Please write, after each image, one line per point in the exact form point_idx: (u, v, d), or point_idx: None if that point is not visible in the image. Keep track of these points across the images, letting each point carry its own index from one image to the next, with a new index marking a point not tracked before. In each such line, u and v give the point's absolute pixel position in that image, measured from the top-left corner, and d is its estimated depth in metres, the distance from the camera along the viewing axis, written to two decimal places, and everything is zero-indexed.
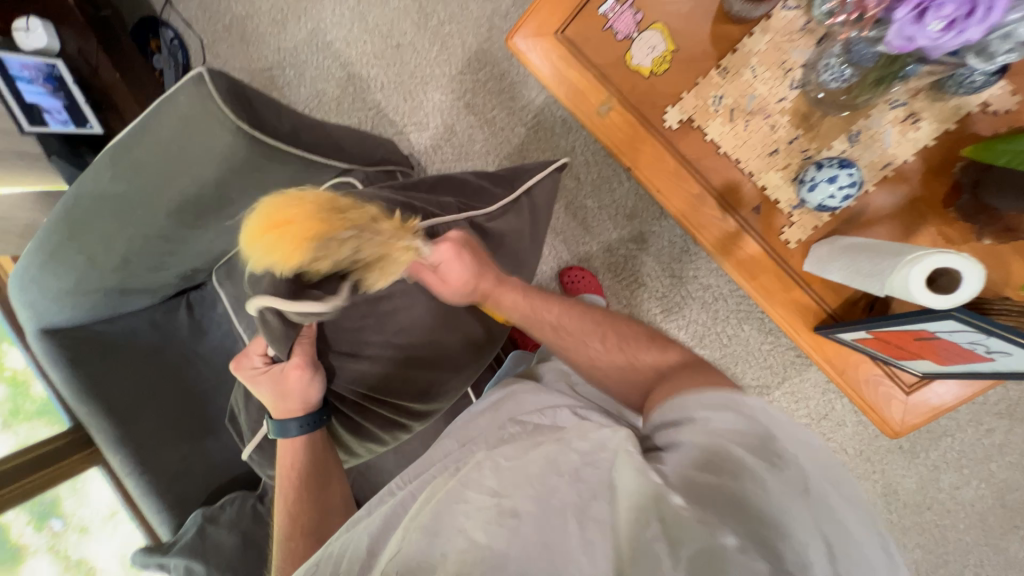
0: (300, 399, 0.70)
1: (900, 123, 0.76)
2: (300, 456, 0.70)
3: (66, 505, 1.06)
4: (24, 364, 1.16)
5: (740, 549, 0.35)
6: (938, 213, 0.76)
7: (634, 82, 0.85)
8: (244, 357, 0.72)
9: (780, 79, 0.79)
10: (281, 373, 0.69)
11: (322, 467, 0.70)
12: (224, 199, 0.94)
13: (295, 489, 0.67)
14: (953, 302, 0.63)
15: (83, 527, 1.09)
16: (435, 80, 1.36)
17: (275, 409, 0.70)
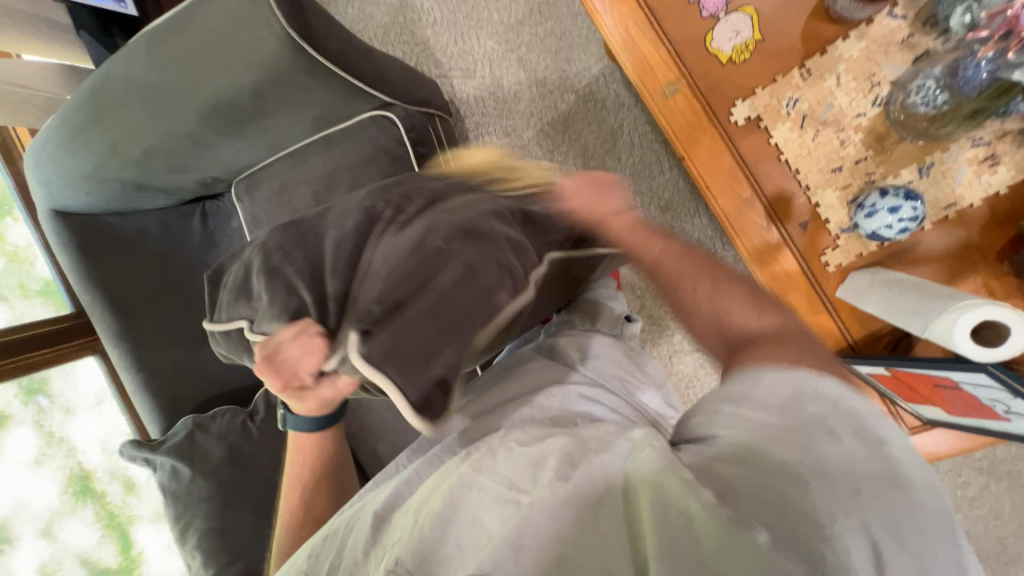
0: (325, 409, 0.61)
1: (978, 163, 0.72)
2: (321, 447, 0.68)
3: (55, 384, 1.06)
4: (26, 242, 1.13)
5: (772, 546, 0.33)
6: (990, 264, 0.73)
7: (708, 66, 0.80)
8: (285, 371, 0.51)
9: (865, 92, 0.74)
10: (335, 389, 0.54)
11: (341, 459, 0.70)
12: (259, 110, 0.90)
13: (311, 473, 0.68)
14: (993, 358, 0.60)
15: (68, 408, 1.08)
16: (491, 25, 1.28)
17: (311, 409, 0.62)
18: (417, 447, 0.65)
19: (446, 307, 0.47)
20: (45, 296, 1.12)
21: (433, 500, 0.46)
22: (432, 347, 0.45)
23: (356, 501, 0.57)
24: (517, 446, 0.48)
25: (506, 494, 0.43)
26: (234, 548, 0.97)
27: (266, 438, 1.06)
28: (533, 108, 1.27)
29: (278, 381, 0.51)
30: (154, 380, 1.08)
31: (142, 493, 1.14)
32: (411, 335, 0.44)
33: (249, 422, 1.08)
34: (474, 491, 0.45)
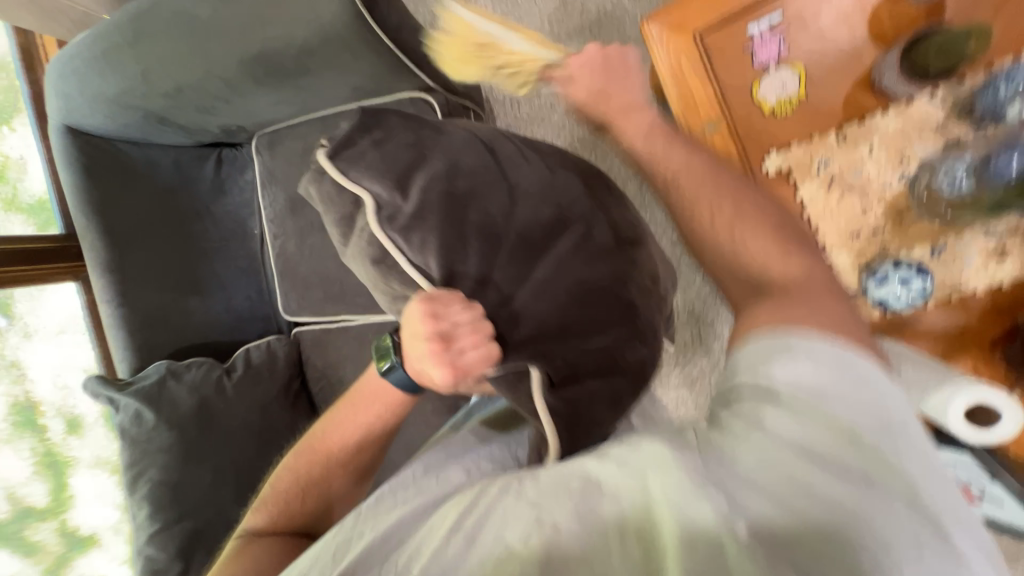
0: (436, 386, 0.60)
1: (987, 253, 0.75)
2: (360, 436, 0.67)
3: (18, 307, 1.07)
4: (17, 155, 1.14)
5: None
6: (981, 350, 0.76)
7: (751, 113, 0.82)
8: (460, 363, 0.55)
9: (894, 166, 0.77)
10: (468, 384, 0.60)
11: (369, 457, 0.69)
12: (303, 68, 0.89)
13: (337, 461, 0.66)
14: (986, 440, 0.62)
15: (27, 332, 1.09)
16: (540, 32, 1.29)
17: (420, 379, 0.60)
18: (432, 462, 0.64)
19: (605, 386, 0.65)
20: (27, 212, 1.12)
21: (460, 515, 0.48)
22: (594, 424, 0.63)
23: (373, 507, 0.56)
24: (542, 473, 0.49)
25: (529, 514, 0.44)
26: (184, 506, 0.92)
27: (239, 399, 1.04)
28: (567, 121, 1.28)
29: (448, 372, 0.55)
30: (133, 317, 1.03)
31: (86, 437, 1.14)
32: (582, 406, 0.62)
33: (225, 378, 1.05)
34: (502, 507, 0.46)
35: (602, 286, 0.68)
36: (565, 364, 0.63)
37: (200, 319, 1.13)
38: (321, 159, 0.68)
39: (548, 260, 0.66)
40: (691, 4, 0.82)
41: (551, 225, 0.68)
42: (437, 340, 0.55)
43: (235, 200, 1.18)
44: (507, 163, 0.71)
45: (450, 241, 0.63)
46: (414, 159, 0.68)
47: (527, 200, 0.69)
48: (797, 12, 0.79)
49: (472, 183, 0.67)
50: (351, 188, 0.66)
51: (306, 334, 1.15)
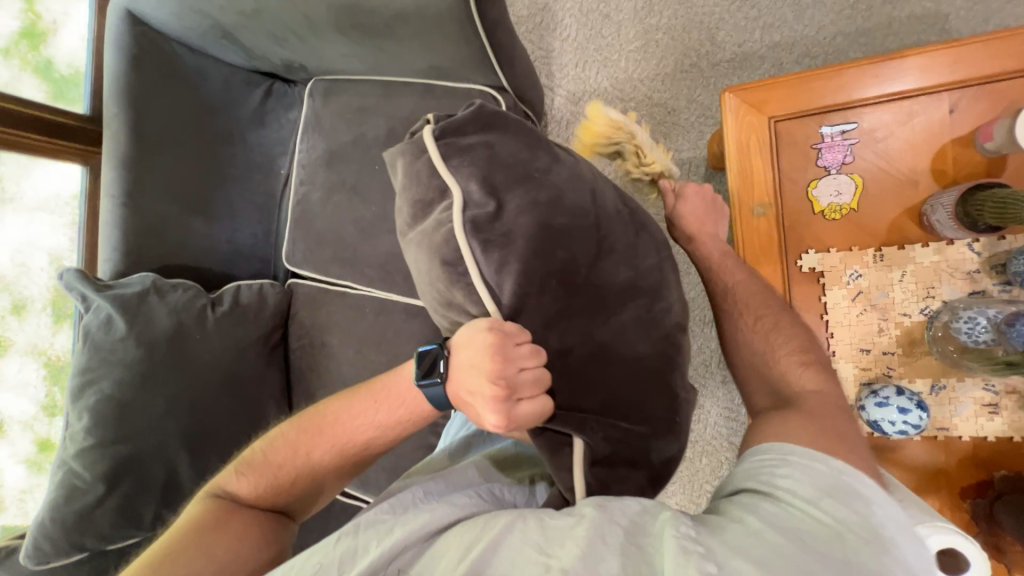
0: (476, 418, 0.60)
1: (980, 404, 0.77)
2: (362, 433, 0.64)
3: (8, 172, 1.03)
4: (55, 24, 1.12)
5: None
6: (952, 494, 0.78)
7: (801, 208, 0.84)
8: (513, 416, 0.57)
9: (918, 298, 0.80)
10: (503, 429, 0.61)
11: (361, 457, 0.65)
12: (389, 32, 0.87)
13: (328, 453, 0.64)
14: None
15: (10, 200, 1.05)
16: (614, 68, 1.30)
17: (462, 405, 0.61)
18: (435, 488, 0.62)
19: (629, 479, 0.65)
20: (47, 79, 1.09)
21: (461, 548, 0.46)
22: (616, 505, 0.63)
23: (372, 517, 0.56)
24: (548, 517, 0.47)
25: (537, 557, 0.43)
26: (127, 428, 0.88)
27: (217, 333, 0.98)
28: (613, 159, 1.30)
29: (500, 420, 0.57)
30: (134, 221, 0.99)
31: (26, 321, 1.06)
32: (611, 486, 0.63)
33: (208, 309, 1.00)
34: (507, 546, 0.45)
35: (650, 363, 0.69)
36: (606, 442, 0.63)
37: (198, 242, 1.07)
38: (426, 134, 0.70)
39: (611, 324, 0.67)
40: (775, 89, 0.84)
41: (623, 289, 0.68)
42: (500, 389, 0.56)
43: (272, 135, 1.14)
44: (605, 217, 0.70)
45: (535, 271, 0.63)
46: (522, 176, 0.67)
47: (609, 259, 0.68)
48: (870, 128, 0.82)
49: (568, 222, 0.66)
50: (444, 176, 0.67)
51: (302, 289, 1.11)
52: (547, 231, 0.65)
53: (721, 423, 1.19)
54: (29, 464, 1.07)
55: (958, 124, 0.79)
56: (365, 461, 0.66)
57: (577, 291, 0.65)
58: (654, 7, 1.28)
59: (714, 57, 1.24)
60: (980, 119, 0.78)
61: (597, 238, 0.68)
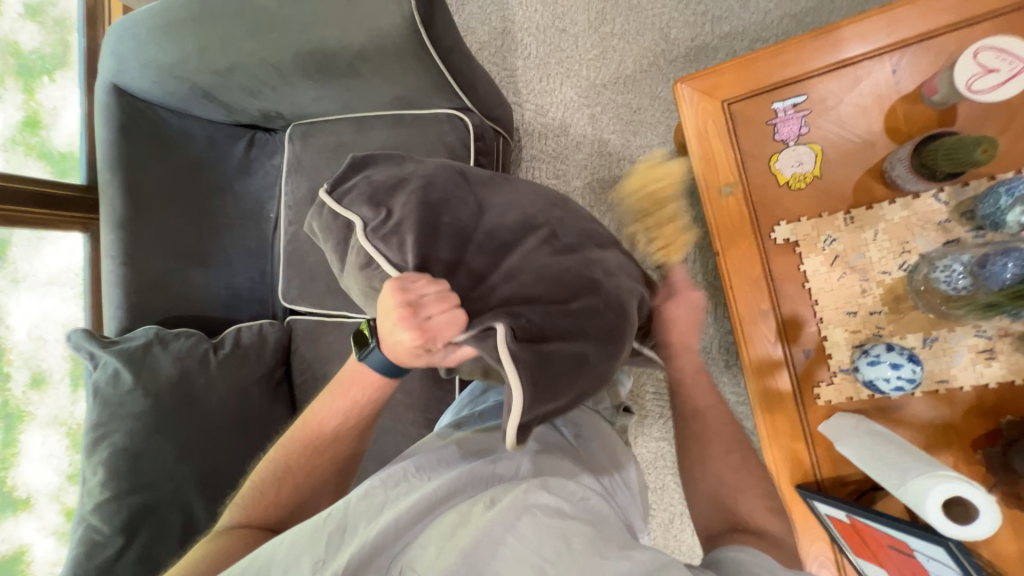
0: (402, 357, 0.56)
1: (976, 352, 0.77)
2: (337, 419, 0.65)
3: (14, 252, 1.07)
4: (53, 107, 1.21)
5: None
6: (964, 448, 0.77)
7: (766, 183, 0.86)
8: (429, 329, 0.53)
9: (895, 254, 0.80)
10: (442, 359, 0.56)
11: (344, 444, 0.66)
12: (353, 71, 0.92)
13: (310, 451, 0.64)
14: (968, 534, 0.62)
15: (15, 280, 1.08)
16: (577, 77, 1.36)
17: (396, 359, 0.57)
18: (430, 461, 0.57)
19: (568, 353, 0.56)
20: (49, 159, 1.17)
21: (460, 539, 0.45)
22: (559, 387, 0.54)
23: (366, 496, 0.52)
24: (542, 515, 0.47)
25: (532, 566, 0.44)
26: (140, 478, 0.90)
27: (220, 376, 1.01)
28: (588, 162, 1.34)
29: (416, 336, 0.52)
30: (134, 279, 1.04)
31: (48, 394, 1.11)
32: (547, 361, 0.54)
33: (211, 353, 1.04)
34: (506, 548, 0.45)
35: (568, 270, 0.64)
36: (530, 323, 0.55)
37: (201, 289, 1.12)
38: (321, 194, 0.73)
39: (514, 253, 0.64)
40: (722, 74, 0.88)
41: (518, 226, 0.67)
42: (402, 308, 0.53)
43: (258, 182, 1.20)
44: (479, 183, 0.74)
45: (423, 233, 0.63)
46: (395, 182, 0.70)
47: (493, 210, 0.70)
48: (821, 98, 0.84)
49: (443, 191, 0.68)
50: (343, 215, 0.69)
51: (301, 324, 1.14)
52: (428, 204, 0.65)
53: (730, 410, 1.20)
54: (58, 535, 1.08)
55: (904, 81, 0.81)
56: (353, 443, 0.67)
57: (471, 239, 0.65)
58: (607, 16, 1.34)
59: (671, 54, 1.28)
60: (923, 75, 0.80)
61: (475, 200, 0.70)
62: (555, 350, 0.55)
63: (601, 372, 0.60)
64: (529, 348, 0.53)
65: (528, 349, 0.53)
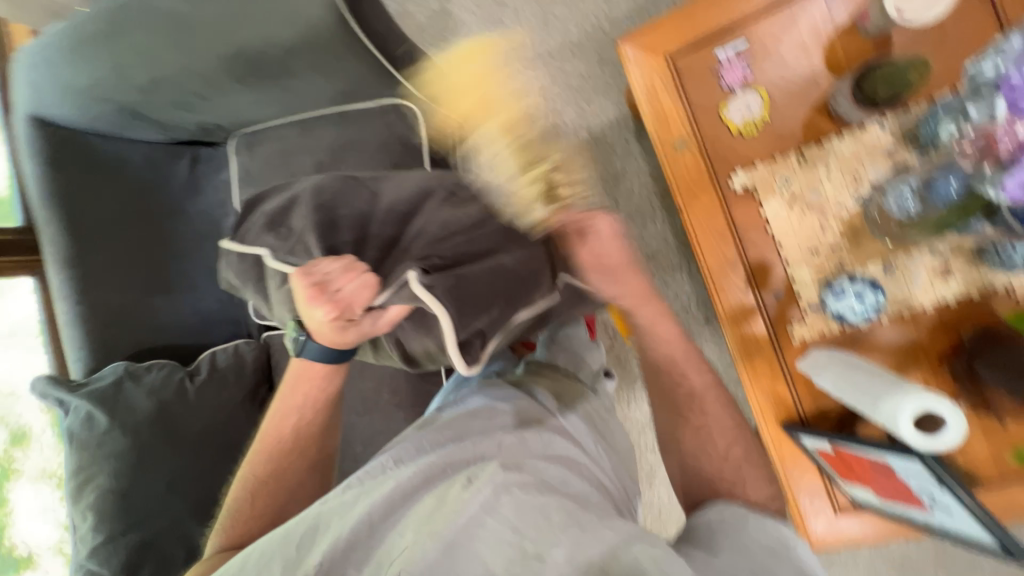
0: (333, 334, 0.61)
1: (934, 272, 0.79)
2: (300, 416, 0.66)
3: None
4: None
5: None
6: (931, 365, 0.80)
7: (718, 133, 0.86)
8: (341, 301, 0.58)
9: (849, 187, 0.82)
10: (374, 327, 0.61)
11: (312, 439, 0.66)
12: (286, 70, 0.89)
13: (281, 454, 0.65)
14: (937, 447, 0.66)
15: None
16: (523, 51, 1.33)
17: (331, 342, 0.62)
18: (406, 453, 0.57)
19: (485, 279, 0.64)
20: None
21: (437, 523, 0.45)
22: (483, 305, 0.63)
23: (344, 495, 0.51)
24: (520, 493, 0.47)
25: (512, 540, 0.43)
26: (133, 516, 0.88)
27: (201, 404, 0.99)
28: (546, 136, 1.31)
29: (332, 311, 0.58)
30: (93, 317, 0.99)
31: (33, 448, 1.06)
32: (463, 286, 0.61)
33: (187, 380, 1.00)
34: (485, 529, 0.44)
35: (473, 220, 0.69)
36: (440, 263, 0.62)
37: (167, 317, 1.08)
38: (224, 244, 0.76)
39: (418, 219, 0.69)
40: (663, 29, 0.87)
41: (415, 196, 0.72)
42: (310, 288, 0.57)
43: (209, 200, 1.15)
44: (371, 177, 0.76)
45: (320, 230, 0.67)
46: (289, 202, 0.72)
47: (387, 191, 0.73)
48: (761, 41, 0.84)
49: (334, 192, 0.71)
50: (251, 252, 0.72)
51: (277, 339, 1.12)
52: (322, 206, 0.69)
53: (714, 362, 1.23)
54: None
55: (838, 14, 0.82)
56: (328, 427, 0.69)
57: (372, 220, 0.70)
58: None
59: (613, 16, 1.27)
60: (856, 6, 0.81)
61: (369, 191, 0.73)
62: (472, 275, 0.63)
63: (517, 291, 0.67)
64: (448, 280, 0.61)
65: (439, 277, 0.60)
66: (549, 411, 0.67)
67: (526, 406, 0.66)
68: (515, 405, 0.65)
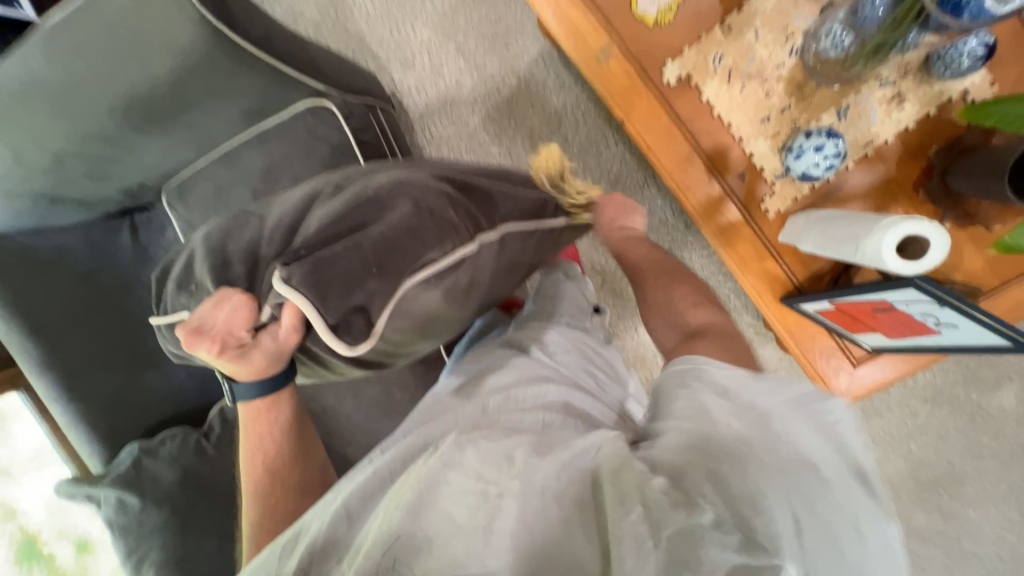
0: (248, 368, 0.56)
1: (887, 102, 0.78)
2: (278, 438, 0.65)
3: None
4: None
5: (715, 526, 0.40)
6: (908, 195, 0.79)
7: (637, 30, 0.82)
8: (221, 334, 0.51)
9: (781, 43, 0.79)
10: (277, 343, 0.52)
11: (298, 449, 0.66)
12: (184, 103, 0.84)
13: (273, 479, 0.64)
14: (918, 270, 0.66)
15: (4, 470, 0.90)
16: (424, 14, 1.25)
17: (263, 371, 0.57)
18: (388, 441, 0.59)
19: (357, 247, 0.50)
20: None
21: (402, 492, 0.46)
22: (353, 278, 0.48)
23: (331, 492, 0.53)
24: (483, 443, 0.50)
25: (475, 486, 0.45)
26: None
27: (226, 456, 0.95)
28: (477, 94, 1.25)
29: (216, 345, 0.52)
30: (94, 407, 0.90)
31: (99, 555, 0.93)
32: (329, 261, 0.48)
33: (204, 441, 0.95)
34: (449, 482, 0.46)
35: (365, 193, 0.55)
36: (311, 246, 0.50)
37: (165, 390, 0.98)
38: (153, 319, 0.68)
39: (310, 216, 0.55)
40: None
41: (304, 199, 0.59)
42: (187, 334, 0.51)
43: None
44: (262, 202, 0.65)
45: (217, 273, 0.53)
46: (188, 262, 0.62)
47: (278, 206, 0.61)
48: None
49: (222, 229, 0.58)
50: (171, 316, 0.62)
51: None
52: (212, 249, 0.55)
53: (706, 265, 1.24)
54: None
55: None
56: (306, 451, 0.67)
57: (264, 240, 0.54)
58: None
59: None
60: None
61: (258, 216, 0.58)
62: (337, 249, 0.49)
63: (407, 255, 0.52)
64: (312, 260, 0.48)
65: (299, 261, 0.48)
66: (529, 356, 0.67)
67: (519, 364, 0.65)
68: (498, 364, 0.66)
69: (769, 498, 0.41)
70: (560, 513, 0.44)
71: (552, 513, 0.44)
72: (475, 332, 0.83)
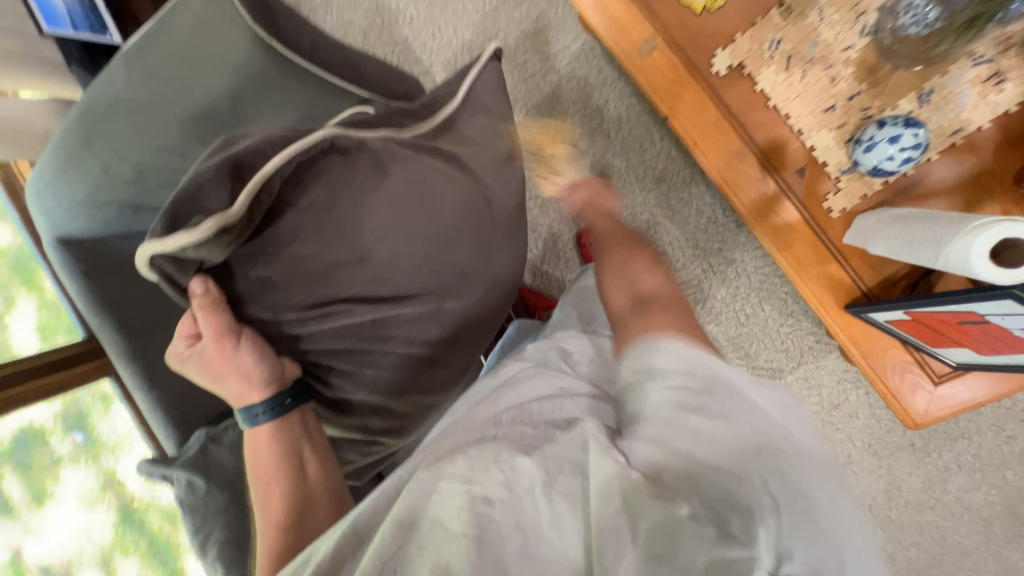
0: (211, 377, 0.65)
1: (982, 83, 0.68)
2: (266, 444, 0.64)
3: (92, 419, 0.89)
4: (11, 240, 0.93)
5: (693, 519, 0.40)
6: (1007, 190, 0.69)
7: (684, 19, 0.77)
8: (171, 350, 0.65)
9: (850, 23, 0.71)
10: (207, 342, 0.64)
11: (288, 448, 0.64)
12: (241, 115, 0.89)
13: (273, 477, 0.62)
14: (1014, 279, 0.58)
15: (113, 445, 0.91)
16: (466, 16, 1.26)
17: (217, 381, 0.65)
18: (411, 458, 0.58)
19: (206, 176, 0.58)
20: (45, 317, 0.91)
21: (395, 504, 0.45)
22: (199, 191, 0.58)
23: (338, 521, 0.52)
24: (473, 451, 0.48)
25: (460, 489, 0.44)
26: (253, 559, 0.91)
27: None
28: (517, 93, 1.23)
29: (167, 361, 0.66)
30: None
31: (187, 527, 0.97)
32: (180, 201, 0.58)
33: None
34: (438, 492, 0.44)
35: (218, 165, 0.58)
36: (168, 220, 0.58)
37: None
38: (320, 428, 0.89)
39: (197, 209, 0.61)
40: None
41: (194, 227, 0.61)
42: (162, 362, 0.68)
43: None
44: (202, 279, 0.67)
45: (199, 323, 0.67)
46: None
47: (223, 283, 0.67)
48: None
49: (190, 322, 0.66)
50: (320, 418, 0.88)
51: None
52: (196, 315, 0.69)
53: (760, 266, 1.15)
54: None
55: None
56: (308, 459, 0.65)
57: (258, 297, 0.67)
58: None
59: None
60: None
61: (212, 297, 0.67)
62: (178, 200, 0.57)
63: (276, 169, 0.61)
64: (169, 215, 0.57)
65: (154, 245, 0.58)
66: (554, 370, 0.66)
67: (539, 378, 0.64)
68: (522, 380, 0.64)
69: (743, 491, 0.41)
70: (556, 516, 0.42)
71: (541, 514, 0.43)
72: (511, 338, 0.92)
